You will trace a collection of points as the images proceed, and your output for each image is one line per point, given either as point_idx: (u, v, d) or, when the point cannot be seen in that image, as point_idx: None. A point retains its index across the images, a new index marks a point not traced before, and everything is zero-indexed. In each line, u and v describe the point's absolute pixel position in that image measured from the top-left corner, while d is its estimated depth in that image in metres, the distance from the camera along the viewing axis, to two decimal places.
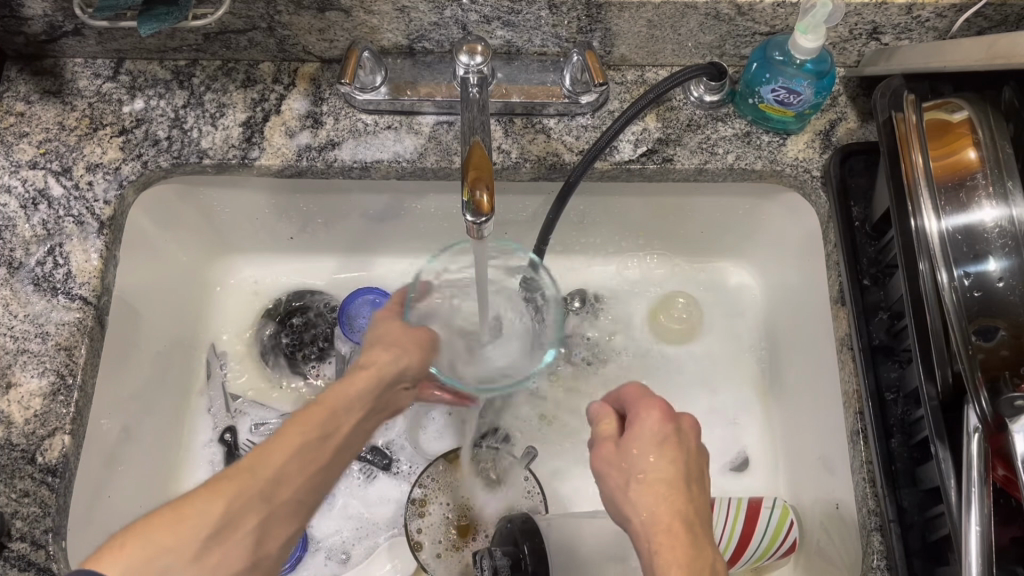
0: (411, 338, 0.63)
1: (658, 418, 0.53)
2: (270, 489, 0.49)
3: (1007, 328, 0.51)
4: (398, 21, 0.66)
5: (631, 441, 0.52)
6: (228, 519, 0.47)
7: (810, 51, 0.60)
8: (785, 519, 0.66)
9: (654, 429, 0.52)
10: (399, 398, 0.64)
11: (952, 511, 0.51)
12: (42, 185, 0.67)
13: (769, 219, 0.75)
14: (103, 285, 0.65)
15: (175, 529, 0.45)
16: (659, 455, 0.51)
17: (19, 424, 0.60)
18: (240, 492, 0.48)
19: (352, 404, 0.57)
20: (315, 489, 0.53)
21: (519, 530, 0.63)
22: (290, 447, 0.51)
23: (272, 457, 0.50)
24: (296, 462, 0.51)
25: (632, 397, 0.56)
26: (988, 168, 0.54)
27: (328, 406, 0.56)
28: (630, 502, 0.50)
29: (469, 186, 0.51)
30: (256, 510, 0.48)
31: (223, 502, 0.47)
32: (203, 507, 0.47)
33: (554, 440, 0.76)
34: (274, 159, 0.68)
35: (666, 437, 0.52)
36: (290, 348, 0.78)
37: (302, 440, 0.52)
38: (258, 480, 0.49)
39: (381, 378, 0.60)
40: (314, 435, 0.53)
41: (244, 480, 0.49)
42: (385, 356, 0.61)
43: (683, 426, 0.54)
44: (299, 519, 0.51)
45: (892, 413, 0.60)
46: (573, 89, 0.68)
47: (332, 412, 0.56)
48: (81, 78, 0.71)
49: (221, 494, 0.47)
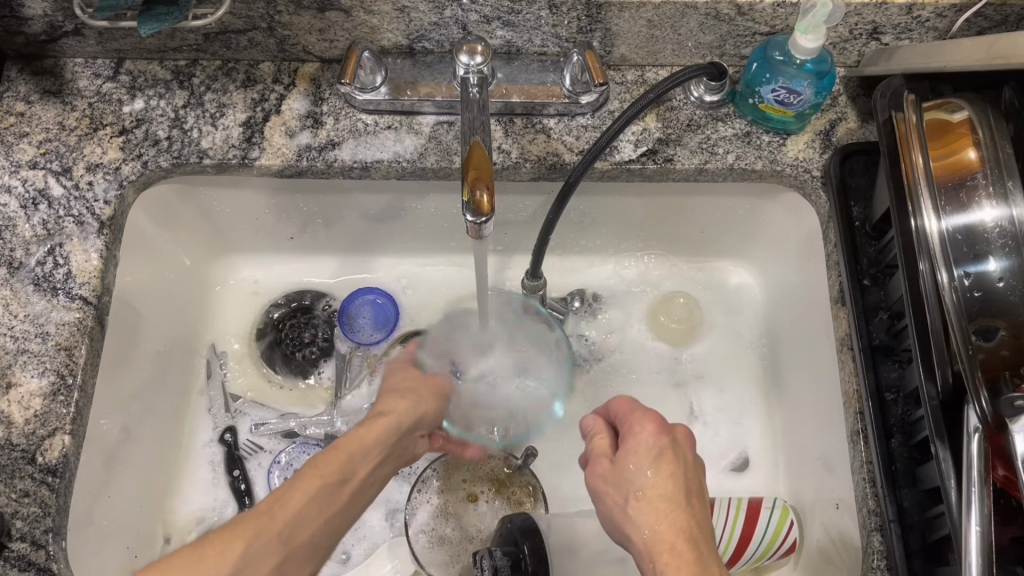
0: (424, 386, 0.65)
1: (652, 431, 0.53)
2: (288, 531, 0.50)
3: (1007, 328, 0.51)
4: (398, 21, 0.66)
5: (626, 456, 0.53)
6: (246, 562, 0.48)
7: (810, 51, 0.60)
8: (785, 519, 0.66)
9: (649, 442, 0.53)
10: (419, 443, 0.65)
11: (952, 511, 0.51)
12: (42, 185, 0.67)
13: (770, 219, 0.75)
14: (103, 285, 0.65)
15: (198, 568, 0.46)
16: (657, 470, 0.51)
17: (19, 424, 0.60)
18: (258, 534, 0.49)
19: (369, 450, 0.57)
20: (333, 533, 0.54)
21: (519, 529, 0.63)
22: (308, 491, 0.52)
23: (290, 502, 0.51)
24: (314, 505, 0.52)
25: (622, 411, 0.56)
26: (988, 168, 0.54)
27: (346, 450, 0.56)
28: (631, 520, 0.50)
29: (469, 186, 0.51)
30: (271, 554, 0.49)
31: (242, 543, 0.48)
32: (219, 552, 0.47)
33: (554, 440, 0.76)
34: (274, 159, 0.68)
35: (662, 451, 0.52)
36: (290, 349, 0.78)
37: (320, 484, 0.53)
38: (276, 523, 0.50)
39: (401, 426, 0.60)
40: (332, 480, 0.54)
41: (262, 523, 0.50)
42: (402, 403, 0.62)
43: (678, 439, 0.54)
44: (316, 559, 0.52)
45: (892, 413, 0.60)
46: (573, 89, 0.68)
47: (350, 457, 0.56)
48: (81, 78, 0.71)
49: (241, 537, 0.49)
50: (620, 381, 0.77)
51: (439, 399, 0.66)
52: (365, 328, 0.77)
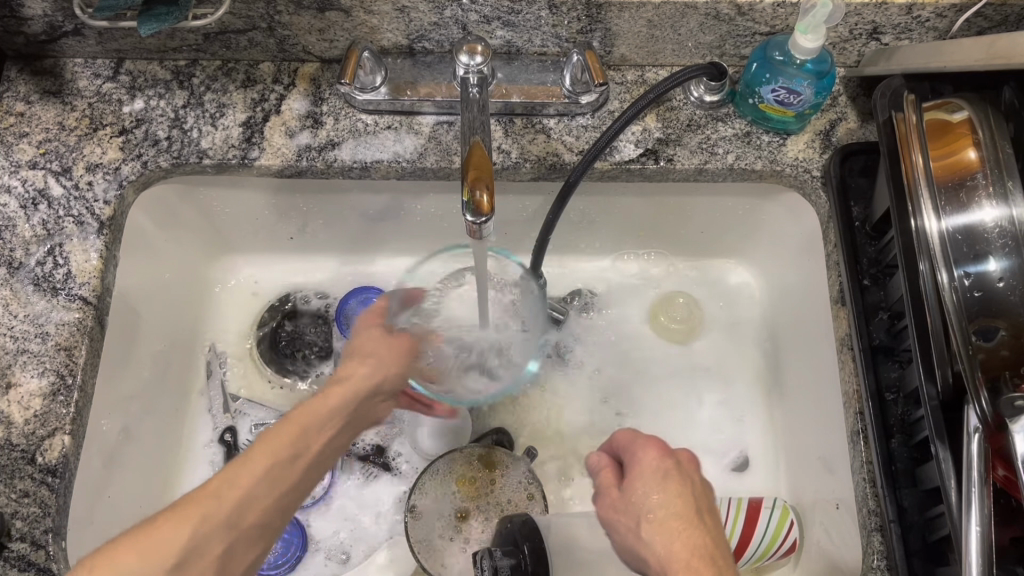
0: (389, 347, 0.63)
1: (656, 455, 0.54)
2: (235, 514, 0.48)
3: (1008, 328, 0.51)
4: (398, 21, 0.66)
5: (634, 481, 0.53)
6: (193, 547, 0.46)
7: (810, 51, 0.60)
8: (785, 519, 0.66)
9: (654, 465, 0.54)
10: (375, 410, 0.63)
11: (952, 511, 0.51)
12: (42, 185, 0.67)
13: (769, 219, 0.75)
14: (104, 285, 0.65)
15: (136, 559, 0.44)
16: (663, 492, 0.52)
17: (19, 425, 0.60)
18: (204, 518, 0.47)
19: (324, 422, 0.56)
20: (286, 506, 0.52)
21: (520, 528, 0.63)
22: (261, 467, 0.50)
23: (241, 481, 0.49)
24: (266, 484, 0.50)
25: (625, 441, 0.57)
26: (988, 167, 0.54)
27: (302, 423, 0.54)
28: (645, 542, 0.50)
29: (469, 186, 0.51)
30: (220, 537, 0.48)
31: (187, 528, 0.46)
32: (163, 535, 0.46)
33: (554, 440, 0.76)
34: (274, 159, 0.68)
35: (667, 472, 0.53)
36: (289, 349, 0.77)
37: (274, 461, 0.51)
38: (224, 505, 0.48)
39: (358, 393, 0.59)
40: (287, 452, 0.52)
41: (209, 505, 0.48)
42: (359, 370, 0.60)
43: (682, 461, 0.55)
44: (263, 542, 0.51)
45: (892, 413, 0.60)
46: (573, 89, 0.68)
47: (304, 429, 0.54)
48: (81, 78, 0.71)
49: (187, 518, 0.47)
50: (621, 380, 0.77)
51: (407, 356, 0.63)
52: None
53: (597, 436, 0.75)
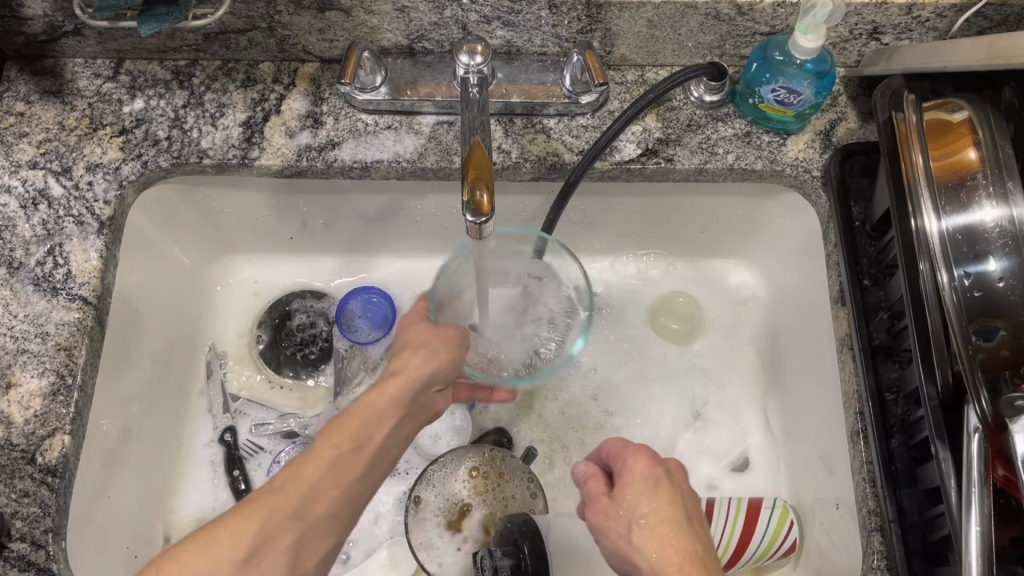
0: (437, 338, 0.62)
1: (647, 462, 0.54)
2: (301, 507, 0.49)
3: (1008, 328, 0.51)
4: (398, 21, 0.66)
5: (624, 488, 0.53)
6: (261, 542, 0.47)
7: (810, 51, 0.60)
8: (785, 519, 0.66)
9: (645, 473, 0.54)
10: (437, 401, 0.62)
11: (952, 511, 0.51)
12: (42, 185, 0.67)
13: (768, 219, 0.76)
14: (104, 285, 0.65)
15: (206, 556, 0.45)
16: (654, 499, 0.52)
17: (19, 424, 0.60)
18: (272, 513, 0.48)
19: (386, 413, 0.56)
20: (354, 499, 0.52)
21: (519, 528, 0.63)
22: (323, 460, 0.51)
23: (306, 473, 0.50)
24: (328, 476, 0.51)
25: (613, 449, 0.57)
26: (988, 168, 0.54)
27: (359, 416, 0.55)
28: (637, 549, 0.50)
29: (469, 186, 0.51)
30: (288, 532, 0.48)
31: (253, 526, 0.47)
32: (229, 535, 0.47)
33: (555, 441, 0.76)
34: (274, 159, 0.68)
35: (658, 479, 0.53)
36: (290, 348, 0.78)
37: (334, 454, 0.52)
38: (292, 499, 0.49)
39: (414, 383, 0.58)
40: (349, 446, 0.53)
41: (278, 501, 0.49)
42: (414, 359, 0.60)
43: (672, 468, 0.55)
44: (335, 535, 0.51)
45: (892, 413, 0.60)
46: (573, 89, 0.68)
47: (364, 422, 0.55)
48: (81, 78, 0.71)
49: (254, 517, 0.47)
50: (621, 380, 0.77)
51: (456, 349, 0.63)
52: (363, 328, 0.77)
53: (598, 436, 0.75)
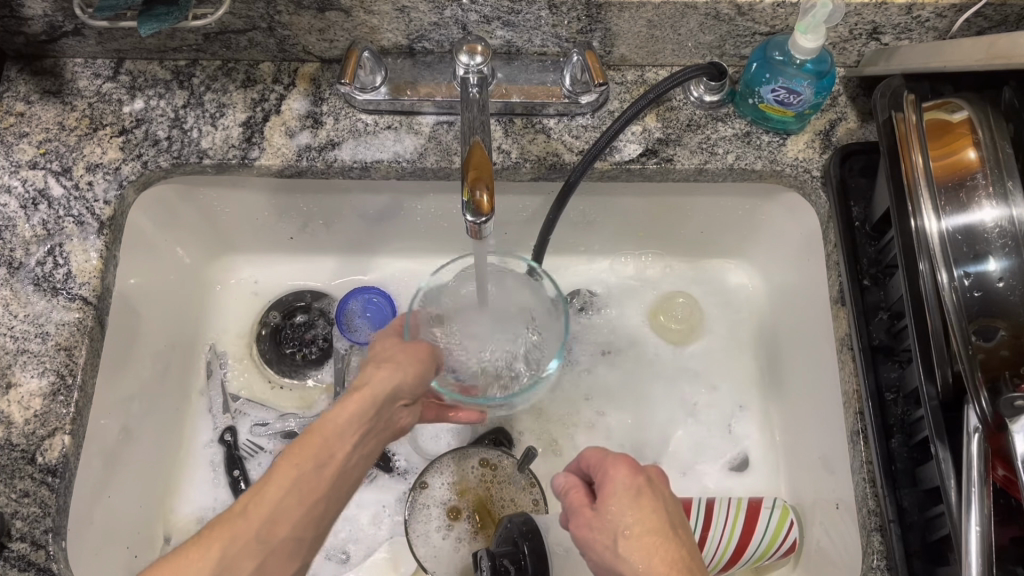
0: (405, 352, 0.60)
1: (627, 471, 0.54)
2: (265, 529, 0.49)
3: (1008, 328, 0.51)
4: (398, 21, 0.66)
5: (607, 499, 0.53)
6: (225, 566, 0.47)
7: (810, 51, 0.60)
8: (785, 519, 0.66)
9: (626, 483, 0.53)
10: (401, 415, 0.61)
11: (952, 511, 0.51)
12: (42, 185, 0.67)
13: (768, 220, 0.76)
14: (104, 285, 0.65)
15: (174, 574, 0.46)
16: (638, 509, 0.52)
17: (19, 424, 0.60)
18: (234, 535, 0.48)
19: (344, 432, 0.54)
20: (318, 521, 0.52)
21: (519, 528, 0.63)
22: (284, 482, 0.50)
23: (266, 495, 0.50)
24: (292, 496, 0.50)
25: (593, 458, 0.57)
26: (988, 168, 0.54)
27: (316, 441, 0.53)
28: (623, 560, 0.50)
29: (469, 186, 0.51)
30: (250, 556, 0.48)
31: (216, 549, 0.47)
32: (194, 562, 0.46)
33: (554, 441, 0.76)
34: (274, 159, 0.68)
35: (640, 488, 0.53)
36: (290, 348, 0.78)
37: (295, 476, 0.51)
38: (253, 523, 0.48)
39: (377, 399, 0.57)
40: (309, 466, 0.52)
41: (238, 526, 0.48)
42: (382, 370, 0.58)
43: (652, 476, 0.55)
44: (302, 556, 0.51)
45: (891, 414, 0.60)
46: (573, 89, 0.68)
47: (324, 443, 0.53)
48: (81, 78, 0.71)
49: (216, 541, 0.48)
50: (621, 381, 0.77)
51: (424, 363, 0.60)
52: (364, 328, 0.77)
53: (597, 435, 0.75)
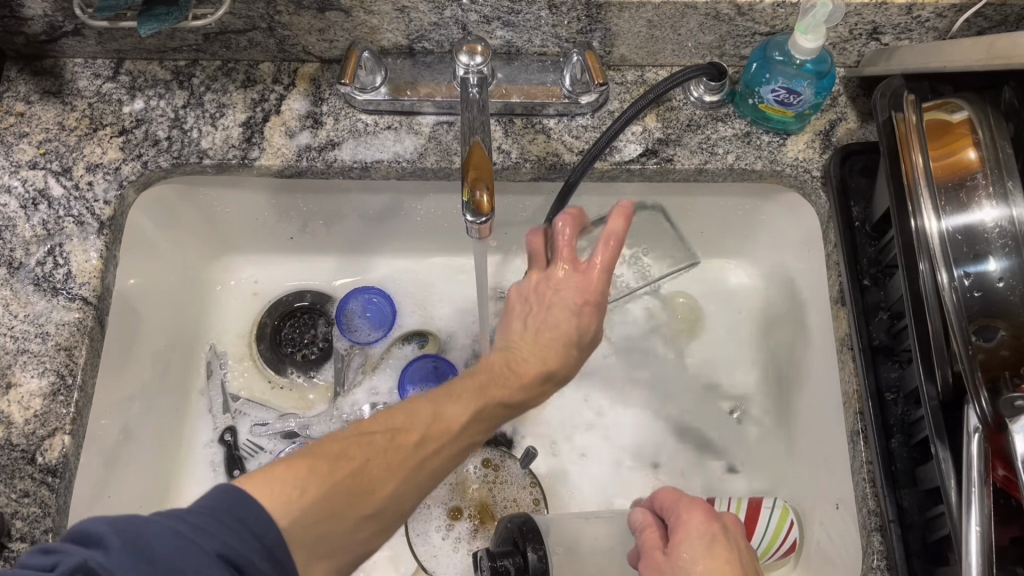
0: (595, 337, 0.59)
1: (703, 518, 0.54)
2: (423, 479, 0.50)
3: (1008, 328, 0.51)
4: (398, 21, 0.66)
5: (679, 544, 0.53)
6: (385, 505, 0.48)
7: (810, 51, 0.60)
8: (785, 519, 0.66)
9: (701, 530, 0.54)
10: None
11: (952, 511, 0.51)
12: (42, 185, 0.67)
13: (768, 220, 0.76)
14: (104, 285, 0.65)
15: (344, 498, 0.46)
16: (711, 557, 0.52)
17: (19, 424, 0.60)
18: (404, 476, 0.49)
19: (516, 408, 0.55)
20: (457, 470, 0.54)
21: (518, 528, 0.63)
22: (458, 439, 0.52)
23: (439, 444, 0.51)
24: (455, 451, 0.52)
25: (668, 501, 0.57)
26: (988, 167, 0.54)
27: (478, 407, 0.53)
28: None
29: (469, 187, 0.51)
30: (409, 497, 0.50)
31: (387, 487, 0.48)
32: (365, 490, 0.47)
33: (553, 441, 0.76)
34: (274, 159, 0.68)
35: (714, 537, 0.53)
36: (290, 349, 0.78)
37: (463, 435, 0.52)
38: (420, 470, 0.49)
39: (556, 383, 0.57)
40: (475, 429, 0.53)
41: (405, 467, 0.49)
42: (567, 349, 0.57)
43: (728, 524, 0.55)
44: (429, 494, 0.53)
45: (891, 414, 0.60)
46: (573, 89, 0.68)
47: (501, 412, 0.54)
48: (81, 78, 0.71)
49: (386, 477, 0.48)
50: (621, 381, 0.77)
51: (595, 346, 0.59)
52: (361, 328, 0.78)
53: (596, 435, 0.76)
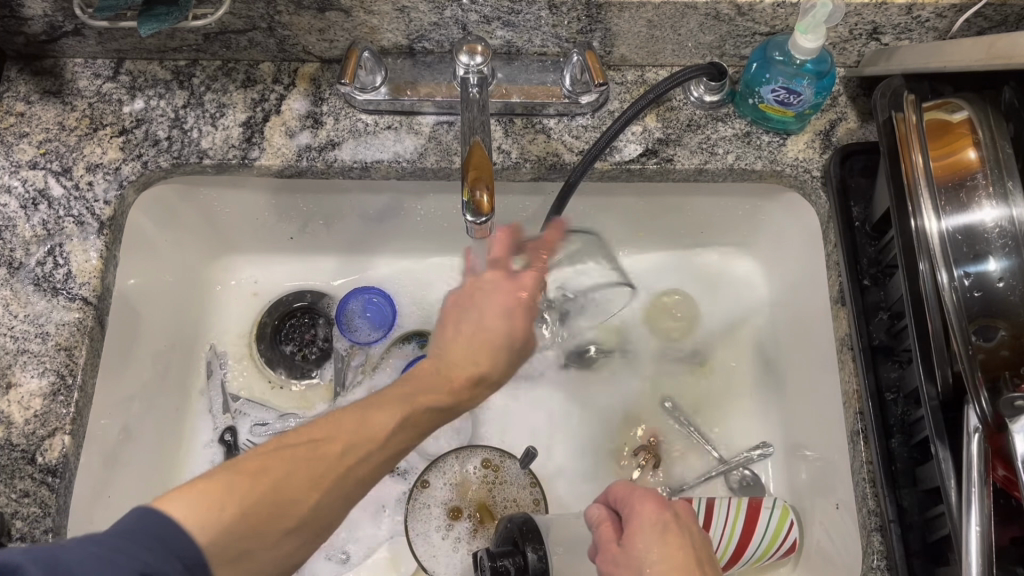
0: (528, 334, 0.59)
1: (655, 507, 0.55)
2: (348, 485, 0.50)
3: (1008, 328, 0.51)
4: (398, 21, 0.66)
5: (634, 535, 0.54)
6: (308, 515, 0.48)
7: (810, 51, 0.60)
8: (785, 519, 0.66)
9: (653, 520, 0.54)
10: None
11: (952, 511, 0.51)
12: (42, 185, 0.67)
13: (768, 220, 0.76)
14: (104, 285, 0.65)
15: (265, 512, 0.47)
16: (664, 545, 0.52)
17: (20, 425, 0.60)
18: (325, 485, 0.49)
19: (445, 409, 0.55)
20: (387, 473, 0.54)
21: (519, 528, 0.62)
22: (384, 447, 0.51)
23: (365, 453, 0.50)
24: (381, 456, 0.51)
25: (622, 493, 0.57)
26: (988, 167, 0.54)
27: (404, 411, 0.53)
28: None
29: (469, 187, 0.51)
30: (334, 505, 0.50)
31: (311, 497, 0.48)
32: (286, 501, 0.47)
33: (553, 440, 0.76)
34: (274, 159, 0.68)
35: (666, 525, 0.54)
36: (291, 348, 0.79)
37: (390, 441, 0.52)
38: (342, 476, 0.50)
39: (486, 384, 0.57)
40: (403, 433, 0.53)
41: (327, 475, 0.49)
42: (498, 349, 0.57)
43: (679, 511, 0.56)
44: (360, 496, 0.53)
45: (891, 414, 0.60)
46: (573, 89, 0.68)
47: (428, 413, 0.54)
48: (81, 78, 0.71)
49: (307, 487, 0.48)
50: (621, 380, 0.77)
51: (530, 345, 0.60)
52: (362, 328, 0.78)
53: (596, 435, 0.76)
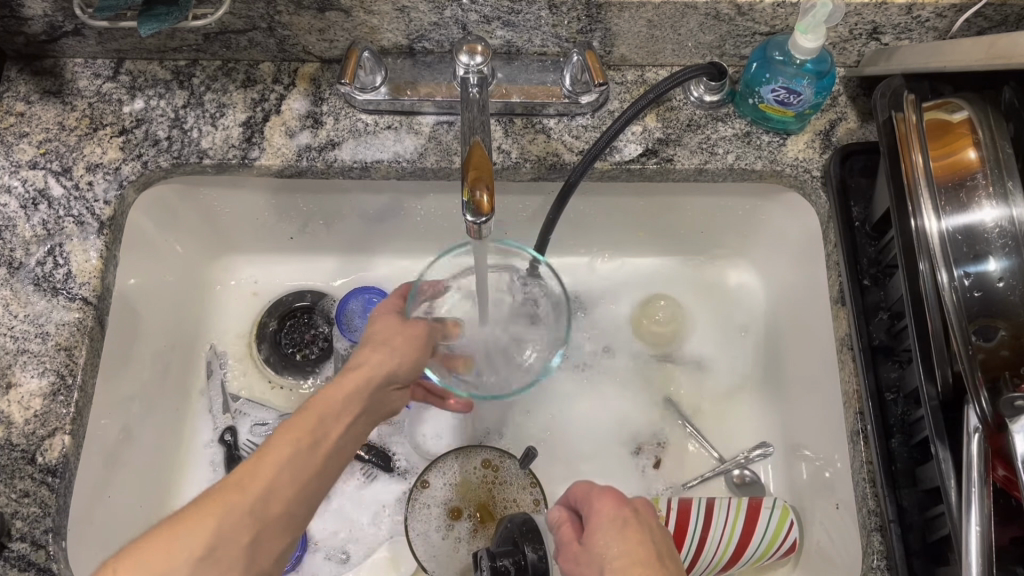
0: (402, 334, 0.61)
1: (613, 503, 0.54)
2: (270, 511, 0.48)
3: (1008, 328, 0.51)
4: (398, 21, 0.66)
5: (594, 532, 0.53)
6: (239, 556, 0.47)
7: (810, 51, 0.60)
8: (785, 519, 0.66)
9: (612, 516, 0.53)
10: (393, 397, 0.62)
11: (952, 511, 0.51)
12: (42, 185, 0.67)
13: (768, 220, 0.76)
14: (104, 285, 0.65)
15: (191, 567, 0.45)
16: (623, 540, 0.51)
17: (20, 424, 0.60)
18: (248, 520, 0.47)
19: (342, 411, 0.55)
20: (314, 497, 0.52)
21: (519, 528, 0.62)
22: (288, 465, 0.50)
23: (276, 477, 0.49)
24: (294, 475, 0.50)
25: (582, 493, 0.57)
26: (988, 167, 0.54)
27: (298, 430, 0.52)
28: None
29: (469, 187, 0.51)
30: (267, 539, 0.48)
31: (241, 538, 0.47)
32: (209, 548, 0.46)
33: (553, 440, 0.76)
34: (274, 159, 0.68)
35: (626, 520, 0.53)
36: (289, 349, 0.78)
37: (294, 455, 0.51)
38: (256, 499, 0.48)
39: (371, 380, 0.58)
40: (305, 445, 0.52)
41: (246, 507, 0.48)
42: (376, 354, 0.59)
43: (638, 507, 0.55)
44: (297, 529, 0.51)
45: (892, 413, 0.60)
46: (573, 89, 0.68)
47: (321, 418, 0.54)
48: (81, 78, 0.71)
49: (230, 527, 0.47)
50: (620, 380, 0.77)
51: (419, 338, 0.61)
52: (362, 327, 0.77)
53: (596, 435, 0.76)
